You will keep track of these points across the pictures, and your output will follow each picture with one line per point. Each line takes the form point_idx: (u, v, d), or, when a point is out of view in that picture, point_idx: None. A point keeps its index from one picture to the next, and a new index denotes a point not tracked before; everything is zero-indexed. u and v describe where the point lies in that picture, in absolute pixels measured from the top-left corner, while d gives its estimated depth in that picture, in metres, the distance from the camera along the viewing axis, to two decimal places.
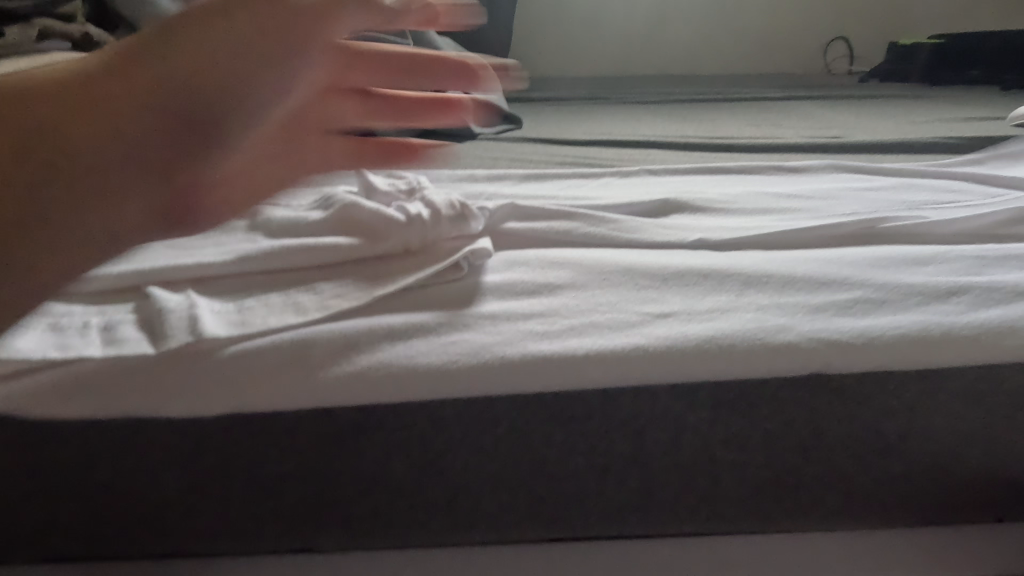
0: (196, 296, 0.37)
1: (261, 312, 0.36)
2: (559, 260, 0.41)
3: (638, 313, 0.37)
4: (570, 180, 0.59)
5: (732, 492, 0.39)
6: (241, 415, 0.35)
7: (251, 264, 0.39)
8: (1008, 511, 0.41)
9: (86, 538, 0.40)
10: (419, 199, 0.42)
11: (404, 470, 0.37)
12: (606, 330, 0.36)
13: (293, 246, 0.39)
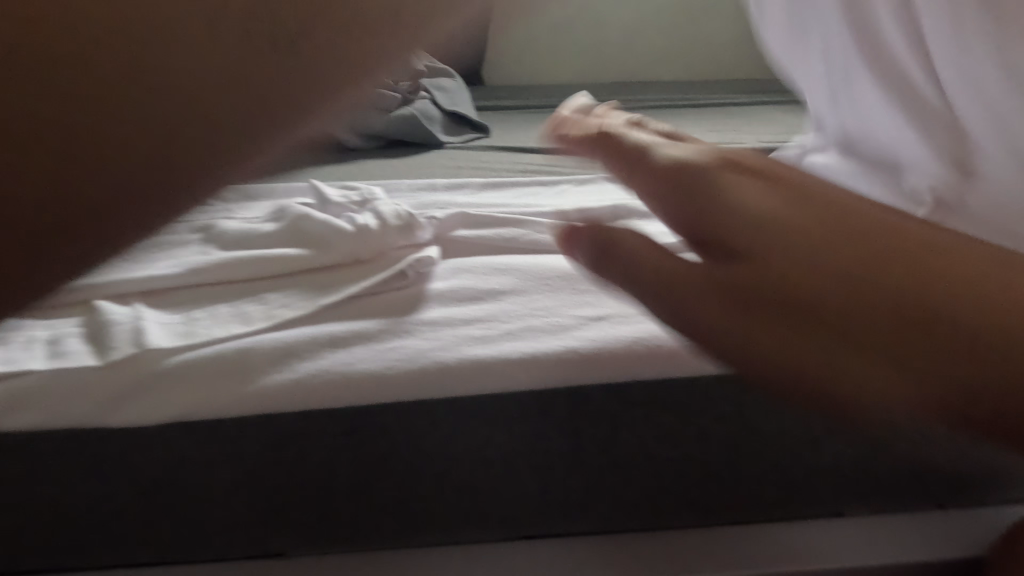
0: (144, 310, 0.37)
1: (206, 323, 0.37)
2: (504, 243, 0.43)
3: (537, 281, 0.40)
4: (526, 188, 0.61)
5: (672, 485, 0.40)
6: (183, 424, 0.36)
7: (197, 275, 0.39)
8: (935, 498, 0.43)
9: (33, 549, 0.40)
10: (370, 210, 0.44)
11: (348, 474, 0.38)
12: (542, 334, 0.38)
13: (243, 258, 0.40)
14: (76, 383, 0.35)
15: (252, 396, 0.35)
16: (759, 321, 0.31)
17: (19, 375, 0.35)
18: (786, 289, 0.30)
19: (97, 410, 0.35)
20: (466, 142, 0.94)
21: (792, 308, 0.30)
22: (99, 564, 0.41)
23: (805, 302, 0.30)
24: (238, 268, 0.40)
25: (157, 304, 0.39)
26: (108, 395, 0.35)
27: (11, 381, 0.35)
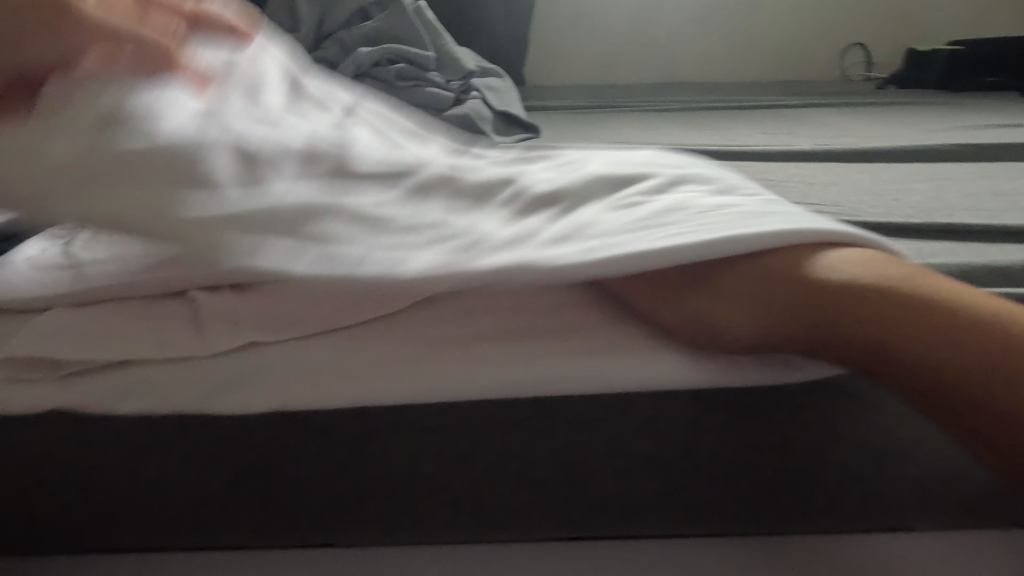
0: (234, 302, 0.38)
1: (301, 316, 0.38)
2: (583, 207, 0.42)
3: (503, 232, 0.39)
4: None
5: (749, 494, 0.41)
6: (284, 413, 0.38)
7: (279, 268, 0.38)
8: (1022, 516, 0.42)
9: (129, 530, 0.41)
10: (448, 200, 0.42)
11: (432, 468, 0.39)
12: (623, 339, 0.39)
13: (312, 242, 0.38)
14: (188, 371, 0.37)
15: (346, 391, 0.37)
16: (757, 293, 0.35)
17: (135, 363, 0.37)
18: (768, 299, 0.34)
19: (204, 398, 0.37)
20: (519, 142, 0.94)
21: (765, 313, 0.35)
22: (186, 548, 0.43)
23: (793, 303, 0.34)
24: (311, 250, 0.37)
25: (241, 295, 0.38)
26: (213, 381, 0.37)
27: (126, 367, 0.37)
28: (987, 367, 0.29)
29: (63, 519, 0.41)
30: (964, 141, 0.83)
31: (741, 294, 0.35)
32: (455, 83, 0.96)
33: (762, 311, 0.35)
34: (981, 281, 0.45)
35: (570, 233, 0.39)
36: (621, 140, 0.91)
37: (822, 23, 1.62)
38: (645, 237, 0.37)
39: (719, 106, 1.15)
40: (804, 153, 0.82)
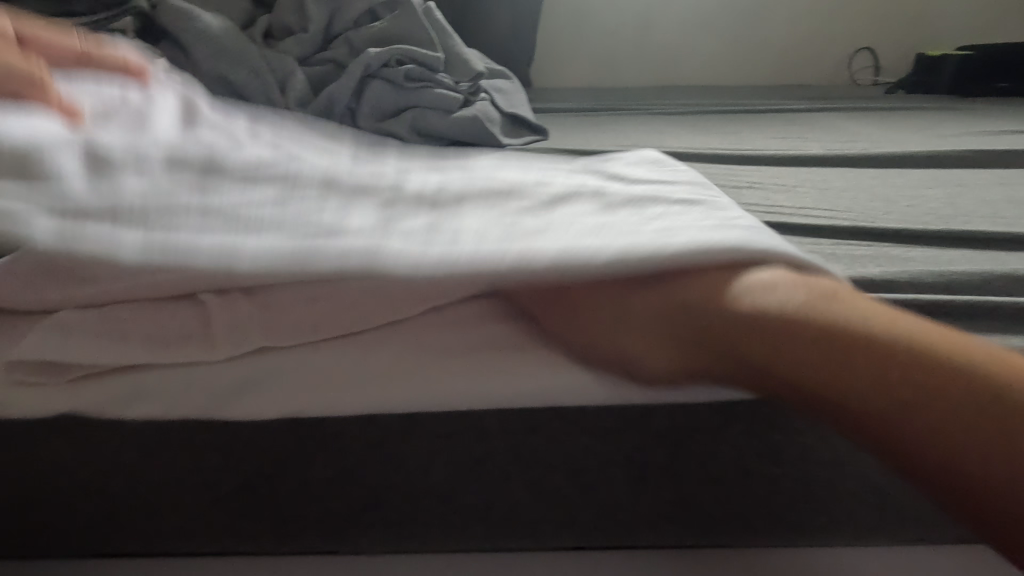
0: (236, 303, 0.36)
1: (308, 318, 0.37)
2: (478, 215, 0.42)
3: (360, 231, 0.38)
4: None
5: (766, 505, 0.40)
6: (295, 419, 0.37)
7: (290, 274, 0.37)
8: None
9: (134, 534, 0.41)
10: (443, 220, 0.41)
11: (444, 475, 0.39)
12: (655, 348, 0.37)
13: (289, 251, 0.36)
14: (198, 377, 0.36)
15: (362, 402, 0.37)
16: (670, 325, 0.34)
17: (142, 368, 0.36)
18: (678, 332, 0.33)
19: (216, 402, 0.37)
20: (527, 145, 0.94)
21: (675, 343, 0.34)
22: (195, 551, 0.42)
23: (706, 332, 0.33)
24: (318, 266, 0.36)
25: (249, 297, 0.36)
26: (228, 387, 0.36)
27: (131, 372, 0.36)
28: (906, 421, 0.29)
29: (68, 522, 0.40)
30: (974, 146, 0.83)
31: (652, 322, 0.34)
32: (464, 85, 0.95)
33: (674, 339, 0.34)
34: (1001, 290, 0.45)
35: (438, 238, 0.38)
36: (631, 143, 0.90)
37: (830, 26, 1.61)
38: (533, 242, 0.37)
39: (727, 109, 1.15)
40: (814, 156, 0.82)
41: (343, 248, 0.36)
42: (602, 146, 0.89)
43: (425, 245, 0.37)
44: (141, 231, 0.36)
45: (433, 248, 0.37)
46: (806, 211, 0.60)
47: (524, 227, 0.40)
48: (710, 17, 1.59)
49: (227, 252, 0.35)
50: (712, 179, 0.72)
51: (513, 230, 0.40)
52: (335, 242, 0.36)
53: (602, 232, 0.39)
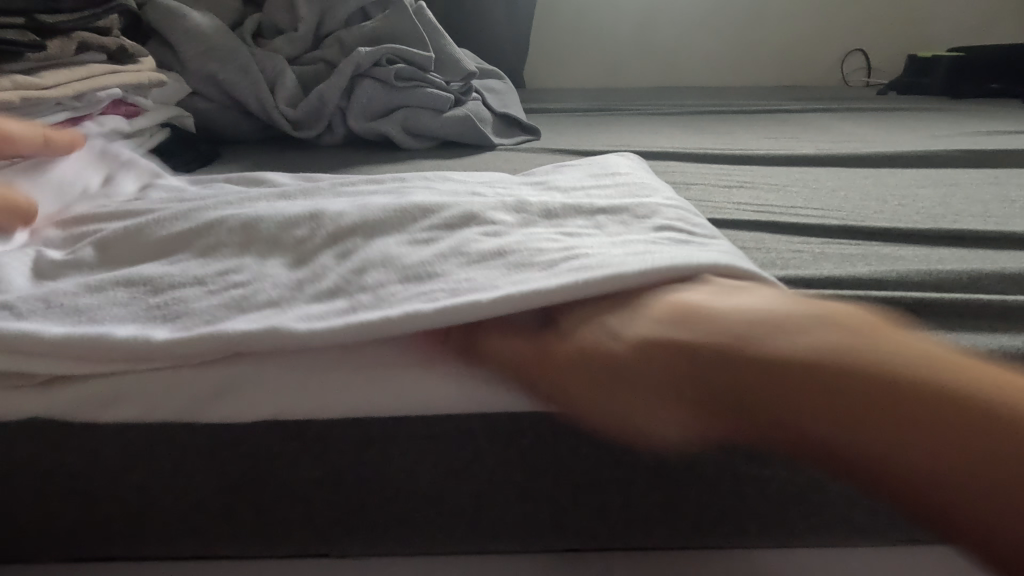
0: (180, 325, 0.36)
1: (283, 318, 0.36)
2: (388, 241, 0.42)
3: (267, 292, 0.38)
4: None
5: (756, 506, 0.40)
6: (276, 421, 0.36)
7: (251, 302, 0.37)
8: None
9: (114, 538, 0.40)
10: (378, 247, 0.42)
11: (429, 478, 0.38)
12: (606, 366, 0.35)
13: (217, 301, 0.38)
14: (175, 381, 0.36)
15: (340, 403, 0.36)
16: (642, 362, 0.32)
17: (116, 372, 0.36)
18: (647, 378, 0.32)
19: (192, 403, 0.36)
20: (518, 144, 0.94)
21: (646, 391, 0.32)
22: (176, 554, 0.42)
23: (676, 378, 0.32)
24: (251, 307, 0.37)
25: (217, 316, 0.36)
26: (205, 390, 0.36)
27: (108, 377, 0.36)
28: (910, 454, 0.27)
29: (46, 527, 0.40)
30: (965, 146, 0.83)
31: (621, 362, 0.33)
32: (455, 84, 0.95)
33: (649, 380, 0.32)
34: (991, 287, 0.45)
35: (340, 288, 0.38)
36: (623, 142, 0.90)
37: (822, 27, 1.61)
38: (465, 278, 0.38)
39: (719, 109, 1.15)
40: (805, 155, 0.81)
41: (250, 318, 0.36)
42: (594, 145, 0.89)
43: (326, 300, 0.37)
44: (71, 316, 0.37)
45: (334, 306, 0.37)
46: (796, 210, 0.60)
47: (426, 260, 0.40)
48: (702, 18, 1.60)
49: (137, 323, 0.36)
50: (702, 178, 0.72)
51: (414, 265, 0.39)
52: (242, 306, 0.37)
53: (503, 269, 0.39)
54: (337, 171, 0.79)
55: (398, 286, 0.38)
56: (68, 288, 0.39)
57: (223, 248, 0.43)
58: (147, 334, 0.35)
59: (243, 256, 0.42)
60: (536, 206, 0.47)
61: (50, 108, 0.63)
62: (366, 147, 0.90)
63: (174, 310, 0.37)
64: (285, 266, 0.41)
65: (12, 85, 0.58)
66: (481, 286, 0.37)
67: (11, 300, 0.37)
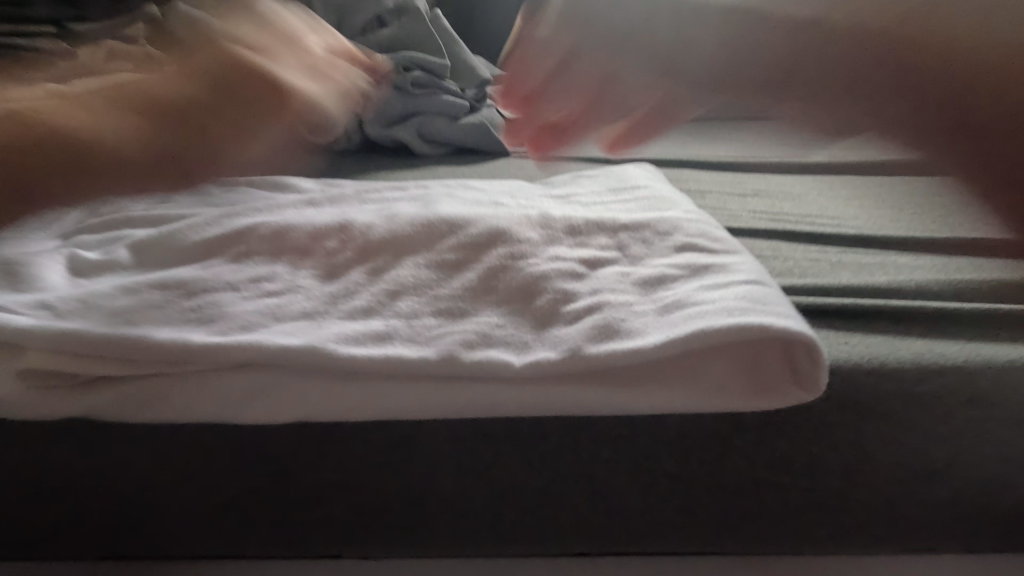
0: (218, 331, 0.37)
1: (312, 328, 0.37)
2: (416, 259, 0.43)
3: (298, 303, 0.39)
4: None
5: (776, 512, 0.40)
6: (304, 423, 0.37)
7: (284, 314, 0.39)
8: None
9: (143, 536, 0.41)
10: (406, 265, 0.42)
11: (453, 480, 0.39)
12: (619, 387, 0.37)
13: (253, 309, 0.39)
14: (206, 384, 0.37)
15: (368, 405, 0.36)
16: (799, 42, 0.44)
17: (151, 375, 0.37)
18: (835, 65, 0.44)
19: (224, 402, 0.37)
20: None
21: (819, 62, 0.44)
22: (200, 551, 0.42)
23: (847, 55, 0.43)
24: (283, 326, 0.37)
25: (250, 326, 0.37)
26: (236, 390, 0.37)
27: (145, 379, 0.37)
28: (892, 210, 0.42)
29: (77, 523, 0.40)
30: (981, 157, 0.83)
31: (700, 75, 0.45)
32: (471, 92, 0.96)
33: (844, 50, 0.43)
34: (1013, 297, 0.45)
35: (374, 308, 0.39)
36: None
37: None
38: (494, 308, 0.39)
39: None
40: (820, 165, 0.82)
41: (287, 330, 0.37)
42: None
43: (360, 320, 0.38)
44: (107, 321, 0.38)
45: (371, 327, 0.38)
46: (812, 220, 0.61)
47: (458, 293, 0.40)
48: None
49: (173, 326, 0.37)
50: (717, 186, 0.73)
51: (445, 296, 0.40)
52: (278, 316, 0.38)
53: (534, 315, 0.39)
54: (353, 176, 0.80)
55: (427, 309, 0.39)
56: (104, 289, 0.40)
57: (254, 257, 0.44)
58: (185, 337, 0.36)
59: (273, 264, 0.43)
60: (559, 222, 0.48)
61: None
62: (381, 153, 0.91)
63: (209, 312, 0.39)
64: (311, 277, 0.42)
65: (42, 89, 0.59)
66: (504, 330, 0.38)
67: (49, 300, 0.39)
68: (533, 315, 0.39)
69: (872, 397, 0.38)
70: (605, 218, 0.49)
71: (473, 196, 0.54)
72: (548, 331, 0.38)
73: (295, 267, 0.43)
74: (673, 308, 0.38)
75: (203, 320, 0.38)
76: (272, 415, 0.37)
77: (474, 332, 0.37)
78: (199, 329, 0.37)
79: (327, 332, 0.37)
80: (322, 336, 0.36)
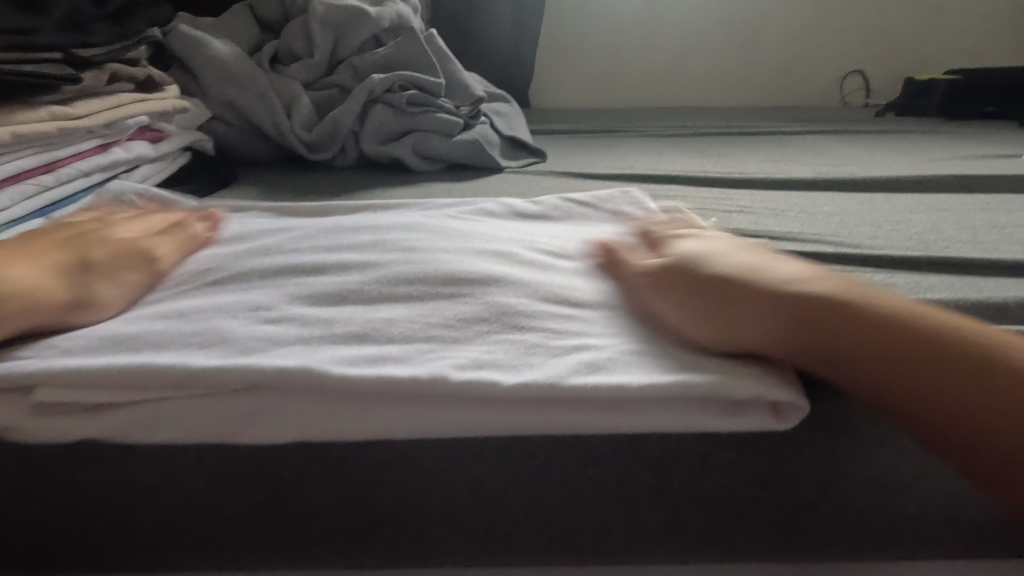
0: (219, 354, 0.38)
1: (308, 352, 0.39)
2: (409, 288, 0.45)
3: (295, 330, 0.41)
4: (585, 226, 0.63)
5: (755, 525, 0.42)
6: (303, 442, 0.39)
7: (282, 339, 0.40)
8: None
9: (148, 552, 0.43)
10: (401, 297, 0.45)
11: (445, 496, 0.41)
12: (602, 409, 0.38)
13: (253, 334, 0.40)
14: (208, 406, 0.38)
15: (365, 425, 0.38)
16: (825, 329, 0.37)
17: (156, 398, 0.38)
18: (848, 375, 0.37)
19: (226, 424, 0.38)
20: (525, 167, 0.96)
21: (832, 341, 0.37)
22: (205, 566, 0.44)
23: (842, 331, 0.37)
24: (282, 350, 0.39)
25: (249, 351, 0.39)
26: (237, 416, 0.38)
27: (151, 402, 0.38)
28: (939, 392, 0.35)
29: (83, 541, 0.42)
30: (958, 170, 0.85)
31: (763, 306, 0.39)
32: (465, 109, 0.98)
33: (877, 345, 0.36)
34: (978, 315, 0.47)
35: (367, 334, 0.41)
36: (625, 165, 0.93)
37: (822, 47, 1.65)
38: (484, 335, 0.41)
39: (718, 131, 1.18)
40: (802, 180, 0.84)
41: (284, 354, 0.39)
42: (598, 169, 0.92)
43: (354, 344, 0.40)
44: (113, 352, 0.39)
45: (365, 351, 0.39)
46: (792, 237, 0.63)
47: (449, 319, 0.42)
48: (702, 40, 1.64)
49: (176, 351, 0.39)
50: (702, 203, 0.75)
51: (438, 323, 0.42)
52: (276, 340, 0.40)
53: (519, 344, 0.41)
54: (351, 193, 0.82)
55: (421, 334, 0.41)
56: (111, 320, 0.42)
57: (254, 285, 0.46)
58: (187, 362, 0.38)
59: (272, 292, 0.45)
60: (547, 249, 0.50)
61: (82, 135, 0.67)
62: (378, 170, 0.93)
63: (210, 337, 0.40)
64: (306, 304, 0.44)
65: (49, 114, 0.61)
66: (493, 356, 0.40)
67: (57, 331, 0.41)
68: (519, 343, 0.41)
69: (842, 414, 0.40)
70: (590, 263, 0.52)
71: (464, 224, 0.56)
72: (536, 355, 0.40)
73: (293, 292, 0.45)
74: (642, 357, 0.40)
75: (204, 346, 0.40)
76: (271, 437, 0.38)
77: (462, 356, 0.39)
78: (201, 353, 0.39)
79: (326, 355, 0.39)
80: (319, 360, 0.38)
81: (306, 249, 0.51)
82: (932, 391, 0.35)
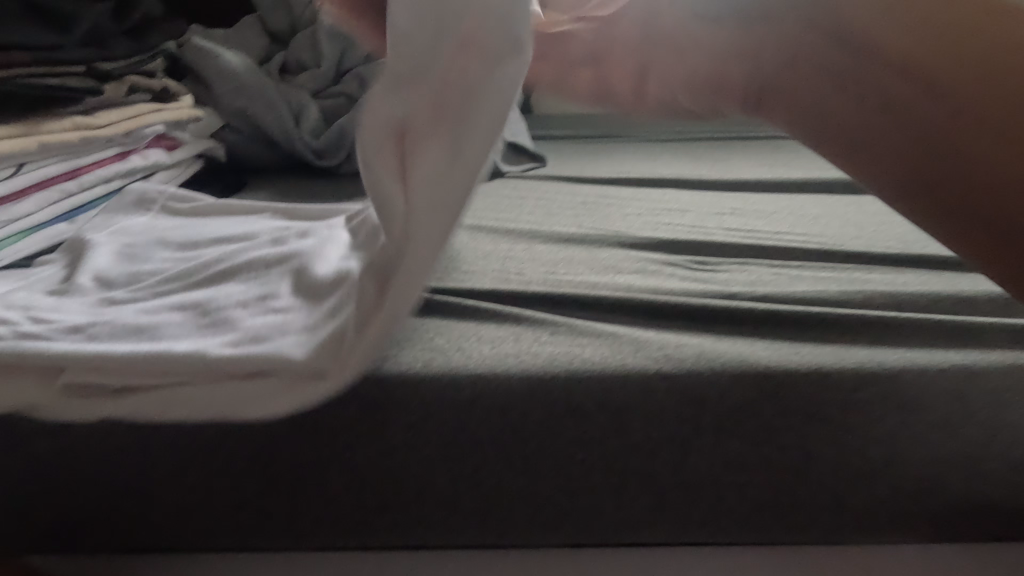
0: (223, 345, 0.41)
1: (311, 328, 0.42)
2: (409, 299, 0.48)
3: (296, 317, 0.44)
4: (579, 234, 0.67)
5: (735, 508, 0.44)
6: (313, 427, 0.42)
7: (286, 324, 0.43)
8: (1004, 531, 0.45)
9: (167, 531, 0.46)
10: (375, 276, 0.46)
11: (444, 479, 0.43)
12: (594, 391, 0.42)
13: (255, 322, 0.43)
14: (214, 382, 0.41)
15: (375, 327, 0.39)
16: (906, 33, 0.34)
17: (173, 382, 0.41)
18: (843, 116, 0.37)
19: None
20: (526, 171, 0.99)
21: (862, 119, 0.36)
22: (217, 545, 0.47)
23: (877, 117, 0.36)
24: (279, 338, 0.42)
25: (254, 342, 0.41)
26: (238, 389, 0.40)
27: (165, 387, 0.41)
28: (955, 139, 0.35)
29: (108, 521, 0.45)
30: None
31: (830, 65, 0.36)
32: None
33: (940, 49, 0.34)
34: (954, 309, 0.49)
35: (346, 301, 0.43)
36: (624, 169, 0.96)
37: None
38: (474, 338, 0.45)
39: (717, 136, 1.21)
40: (796, 183, 0.87)
41: (289, 340, 0.41)
42: (597, 173, 0.95)
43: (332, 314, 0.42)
44: (134, 342, 0.42)
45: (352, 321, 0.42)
46: (779, 235, 0.65)
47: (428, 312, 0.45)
48: None
49: (191, 339, 0.42)
50: (696, 204, 0.78)
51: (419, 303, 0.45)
52: (282, 327, 0.42)
53: (510, 337, 0.46)
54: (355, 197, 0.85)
55: (416, 336, 0.46)
56: (130, 314, 0.46)
57: (262, 276, 0.49)
58: (202, 350, 0.41)
59: (278, 281, 0.48)
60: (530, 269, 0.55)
61: (102, 145, 0.70)
62: None
63: (222, 325, 0.44)
64: (303, 295, 0.47)
65: (73, 125, 0.65)
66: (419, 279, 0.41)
67: (81, 326, 0.44)
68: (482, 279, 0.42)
69: (818, 404, 0.42)
70: (574, 278, 0.56)
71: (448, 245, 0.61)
72: (529, 349, 0.44)
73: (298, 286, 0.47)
74: (620, 344, 0.44)
75: (212, 335, 0.43)
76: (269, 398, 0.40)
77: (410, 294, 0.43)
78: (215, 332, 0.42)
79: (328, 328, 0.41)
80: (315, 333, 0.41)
81: (303, 238, 0.54)
82: (981, 91, 0.34)
